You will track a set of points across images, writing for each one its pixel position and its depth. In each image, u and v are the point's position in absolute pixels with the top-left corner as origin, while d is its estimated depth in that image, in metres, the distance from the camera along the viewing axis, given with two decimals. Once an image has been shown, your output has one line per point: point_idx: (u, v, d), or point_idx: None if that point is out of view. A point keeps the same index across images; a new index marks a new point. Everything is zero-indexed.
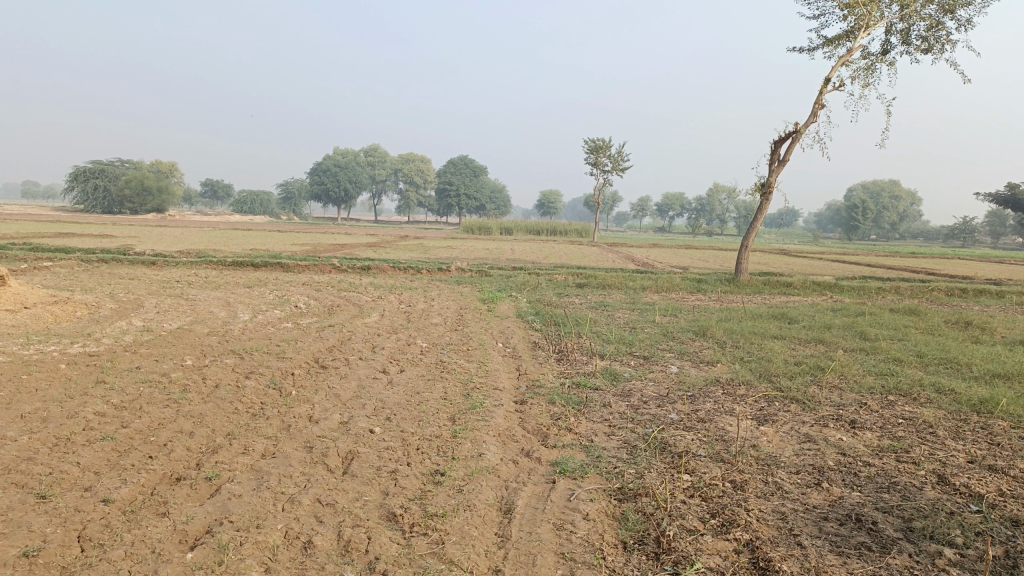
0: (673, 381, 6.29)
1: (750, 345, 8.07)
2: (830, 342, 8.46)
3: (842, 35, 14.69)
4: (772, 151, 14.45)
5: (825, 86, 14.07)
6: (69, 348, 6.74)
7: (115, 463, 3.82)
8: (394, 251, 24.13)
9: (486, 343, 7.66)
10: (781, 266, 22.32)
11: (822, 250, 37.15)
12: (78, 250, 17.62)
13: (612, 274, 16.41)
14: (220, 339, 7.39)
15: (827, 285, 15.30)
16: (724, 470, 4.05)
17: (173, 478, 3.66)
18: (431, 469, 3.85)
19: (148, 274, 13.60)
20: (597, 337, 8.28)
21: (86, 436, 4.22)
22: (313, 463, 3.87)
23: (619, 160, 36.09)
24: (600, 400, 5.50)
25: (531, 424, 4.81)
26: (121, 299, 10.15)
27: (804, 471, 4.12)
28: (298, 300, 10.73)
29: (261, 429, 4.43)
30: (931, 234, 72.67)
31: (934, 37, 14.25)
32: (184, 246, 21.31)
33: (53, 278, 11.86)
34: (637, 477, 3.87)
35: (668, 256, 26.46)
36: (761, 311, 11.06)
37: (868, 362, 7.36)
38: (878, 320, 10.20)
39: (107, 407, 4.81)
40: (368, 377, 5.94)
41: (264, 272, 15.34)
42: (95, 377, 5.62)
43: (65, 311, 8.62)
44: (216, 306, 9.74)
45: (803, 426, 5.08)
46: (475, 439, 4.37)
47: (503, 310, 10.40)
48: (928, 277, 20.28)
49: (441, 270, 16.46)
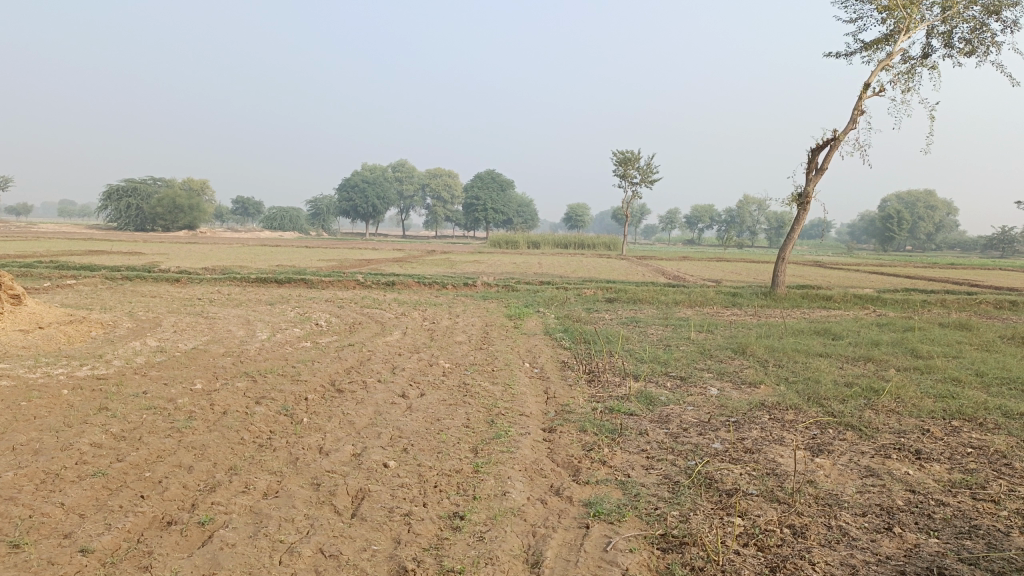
0: (714, 405, 5.82)
1: (794, 364, 7.55)
2: (879, 360, 7.90)
3: (880, 39, 14.14)
4: (810, 158, 13.90)
5: (864, 91, 13.49)
6: (76, 371, 6.44)
7: (103, 503, 3.47)
8: (421, 265, 23.87)
9: (513, 363, 7.25)
10: (818, 279, 21.62)
11: (859, 262, 36.19)
12: (104, 267, 17.57)
13: (643, 288, 15.90)
14: (234, 361, 7.06)
15: (869, 298, 14.64)
16: (780, 512, 3.59)
17: (163, 523, 3.30)
18: (449, 512, 3.44)
19: (171, 292, 13.39)
20: (630, 356, 7.82)
21: (77, 471, 3.89)
22: (318, 504, 3.49)
23: (648, 171, 35.48)
24: (636, 428, 5.05)
25: (561, 457, 4.38)
26: (140, 318, 9.90)
27: (871, 512, 3.64)
28: (320, 317, 10.40)
29: (266, 463, 4.06)
30: (968, 244, 70.96)
31: (977, 39, 13.65)
32: (209, 263, 21.19)
33: (74, 297, 11.69)
34: (681, 522, 3.42)
35: (699, 268, 25.80)
36: (802, 325, 10.53)
37: (925, 382, 6.82)
38: (928, 336, 9.59)
39: (105, 437, 4.48)
40: (386, 402, 5.56)
41: (288, 289, 15.09)
42: (97, 403, 5.30)
43: (80, 330, 8.37)
44: (234, 325, 9.43)
45: (863, 457, 4.60)
46: (500, 474, 3.95)
47: (531, 327, 9.98)
48: (973, 289, 19.42)
49: (467, 285, 16.08)
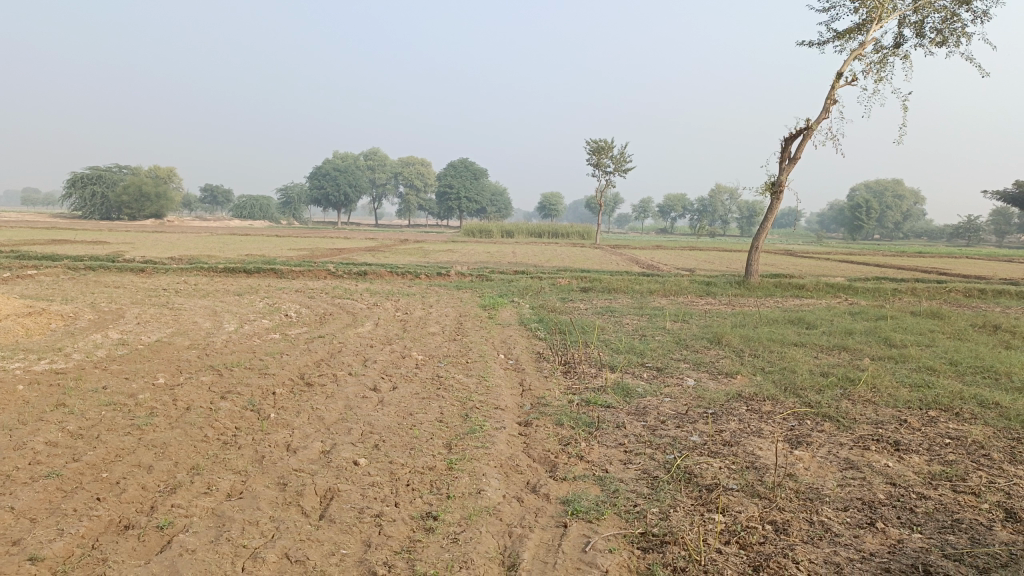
0: (692, 396, 5.74)
1: (769, 354, 7.51)
2: (854, 349, 7.90)
3: (853, 28, 14.15)
4: (783, 147, 13.90)
5: (838, 80, 13.50)
6: (33, 365, 6.19)
7: (55, 506, 3.29)
8: (393, 255, 23.62)
9: (487, 355, 7.12)
10: (790, 267, 21.75)
11: (829, 250, 36.56)
12: (66, 257, 17.09)
13: (618, 278, 15.83)
14: (199, 354, 6.85)
15: (841, 287, 14.70)
16: (762, 508, 3.51)
17: (120, 527, 3.12)
18: (422, 511, 3.31)
19: (135, 282, 13.04)
20: (606, 346, 7.73)
21: (29, 472, 3.69)
22: (285, 505, 3.34)
23: (621, 160, 35.44)
24: (613, 421, 4.95)
25: (537, 452, 4.27)
26: (102, 310, 9.59)
27: (853, 507, 3.58)
28: (289, 308, 10.18)
29: (230, 461, 3.89)
30: (934, 233, 72.08)
31: (948, 29, 13.71)
32: (176, 253, 20.74)
33: (34, 288, 11.33)
34: (661, 520, 3.33)
35: (673, 257, 25.81)
36: (776, 315, 10.53)
37: (900, 372, 6.81)
38: (901, 325, 9.62)
39: (61, 435, 4.28)
40: (357, 395, 5.40)
41: (257, 279, 14.80)
42: (54, 399, 5.08)
43: (39, 323, 8.08)
44: (201, 317, 9.18)
45: (842, 449, 4.55)
46: (474, 471, 3.82)
47: (505, 318, 9.86)
48: (941, 278, 19.65)
49: (440, 275, 15.90)
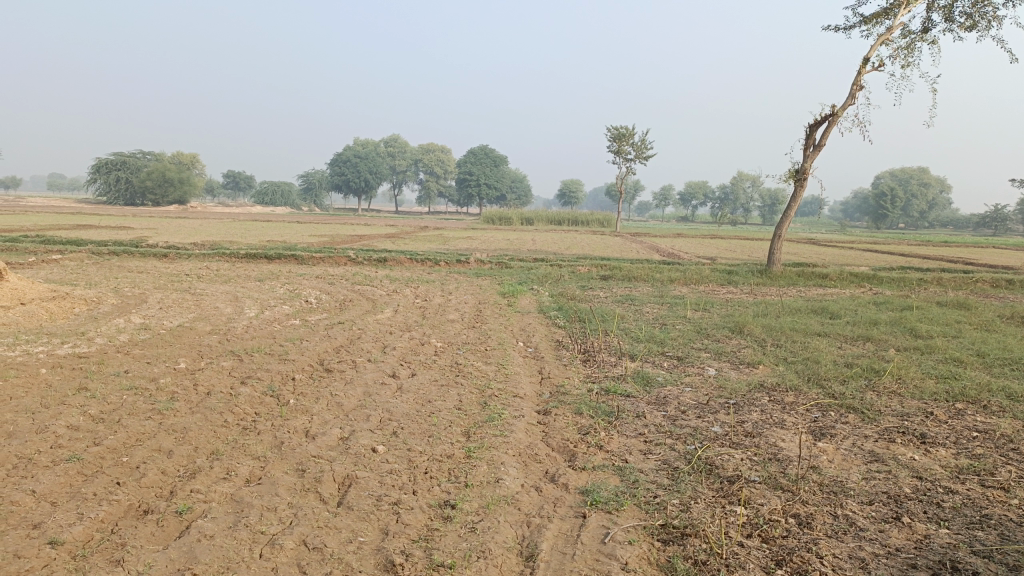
0: (713, 386, 5.67)
1: (792, 344, 7.41)
2: (878, 340, 7.77)
3: (880, 13, 13.88)
4: (808, 134, 13.69)
5: (864, 66, 13.26)
6: (57, 349, 6.24)
7: (76, 490, 3.31)
8: (413, 242, 23.64)
9: (506, 342, 7.09)
10: (813, 256, 21.50)
11: (853, 240, 36.07)
12: (89, 242, 17.26)
13: (638, 266, 15.73)
14: (220, 339, 6.88)
15: (866, 276, 14.49)
16: (785, 500, 3.46)
17: (139, 511, 3.14)
18: (440, 500, 3.29)
19: (158, 267, 13.14)
20: (626, 335, 7.67)
21: (51, 456, 3.71)
22: (303, 492, 3.34)
23: (642, 148, 35.17)
24: (633, 410, 4.90)
25: (556, 441, 4.23)
26: (124, 294, 9.67)
27: (878, 501, 3.51)
28: (309, 294, 10.21)
29: (250, 447, 3.90)
30: (960, 222, 70.97)
31: (979, 13, 13.41)
32: (198, 238, 20.86)
33: (58, 272, 11.44)
34: (682, 511, 3.28)
35: (693, 246, 25.59)
36: (798, 304, 10.40)
37: (926, 363, 6.69)
38: (926, 316, 9.45)
39: (83, 420, 4.31)
40: (376, 382, 5.39)
41: (277, 264, 14.86)
42: (76, 383, 5.12)
43: (62, 307, 8.16)
44: (221, 302, 9.22)
45: (866, 442, 4.47)
46: (493, 460, 3.79)
47: (524, 305, 9.82)
48: (968, 268, 19.32)
49: (459, 262, 15.89)
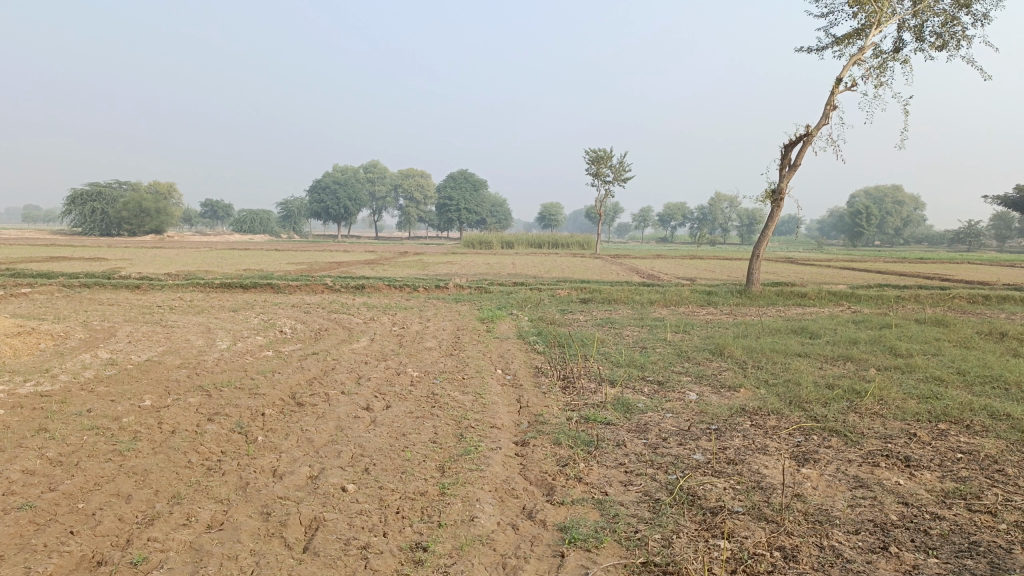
0: (694, 411, 5.57)
1: (773, 365, 7.34)
2: (860, 359, 7.73)
3: (852, 34, 14.06)
4: (783, 155, 13.77)
5: (837, 86, 13.40)
6: (18, 387, 6.03)
7: (26, 541, 3.12)
8: (392, 268, 23.53)
9: (484, 370, 6.96)
10: (793, 275, 21.58)
11: (830, 258, 36.40)
12: (61, 274, 16.96)
13: (618, 288, 15.67)
14: (189, 373, 6.69)
15: (844, 295, 14.53)
16: (769, 532, 3.34)
17: (91, 563, 2.96)
18: (411, 542, 3.15)
19: (130, 299, 12.91)
20: (605, 360, 7.56)
21: (2, 503, 3.53)
22: (268, 537, 3.18)
23: (620, 170, 35.36)
24: (613, 439, 4.78)
25: (534, 474, 4.10)
26: (94, 328, 9.44)
27: (864, 530, 3.41)
28: (284, 324, 10.03)
29: (213, 489, 3.73)
30: (935, 239, 71.94)
31: (948, 33, 13.61)
32: (172, 268, 20.60)
33: (27, 306, 11.17)
34: (663, 547, 3.16)
35: (673, 267, 25.65)
36: (778, 324, 10.37)
37: (908, 383, 6.63)
38: (906, 333, 9.44)
39: (39, 463, 4.12)
40: (349, 416, 5.23)
41: (254, 294, 14.66)
42: (35, 424, 4.92)
43: (27, 343, 7.92)
44: (194, 334, 9.02)
45: (850, 466, 4.38)
46: (467, 497, 3.66)
47: (504, 331, 9.70)
48: (945, 284, 19.46)
49: (438, 288, 15.76)
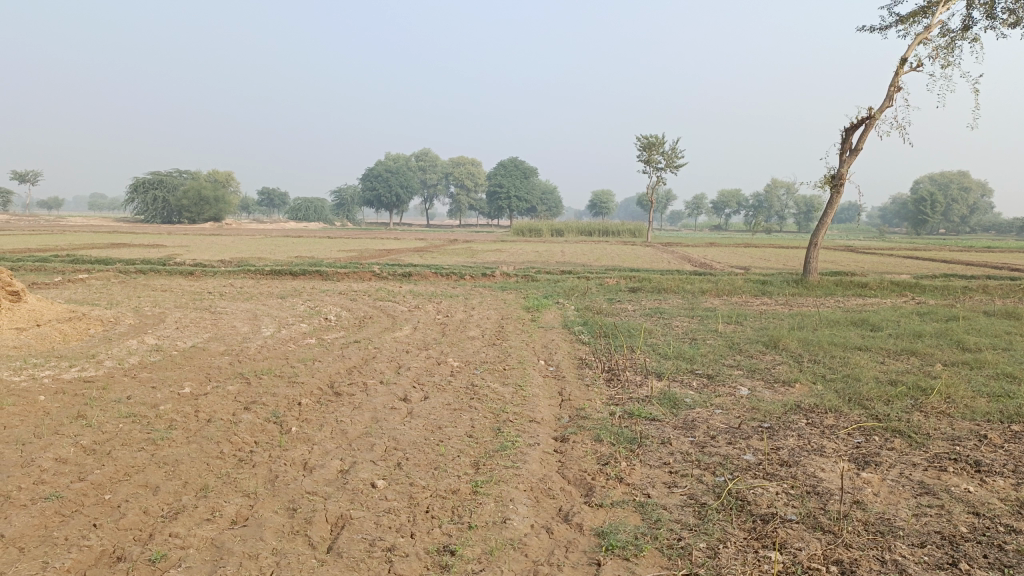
0: (745, 408, 5.29)
1: (830, 359, 6.98)
2: (924, 354, 7.30)
3: (918, 12, 13.39)
4: (844, 138, 13.20)
5: (902, 67, 12.77)
6: (64, 373, 6.07)
7: (48, 534, 3.06)
8: (440, 255, 23.52)
9: (527, 361, 6.78)
10: (852, 265, 20.87)
11: (889, 246, 35.21)
12: (118, 260, 17.36)
13: (669, 277, 15.31)
14: (231, 361, 6.67)
15: (907, 285, 13.92)
16: (825, 544, 3.09)
17: (111, 558, 2.87)
18: (439, 545, 2.99)
19: (182, 285, 13.09)
20: (652, 351, 7.31)
21: (31, 493, 3.48)
22: (292, 535, 3.06)
23: (673, 156, 34.67)
24: (657, 436, 4.55)
25: (572, 473, 3.91)
26: (144, 314, 9.54)
27: (931, 543, 3.12)
28: (330, 312, 10.01)
29: (242, 482, 3.64)
30: (1003, 226, 69.09)
31: (1023, 9, 12.83)
32: (225, 255, 20.93)
33: (83, 292, 11.38)
34: (708, 558, 2.93)
35: (726, 255, 25.03)
36: (837, 315, 9.94)
37: (977, 380, 6.21)
38: (974, 327, 8.93)
39: (73, 452, 4.08)
40: (385, 407, 5.10)
41: (302, 281, 14.73)
42: (74, 411, 4.91)
43: (77, 328, 8.02)
44: (239, 321, 9.04)
45: (915, 471, 4.07)
46: (501, 497, 3.48)
47: (549, 320, 9.50)
48: (1015, 274, 18.57)
49: (486, 275, 15.61)
